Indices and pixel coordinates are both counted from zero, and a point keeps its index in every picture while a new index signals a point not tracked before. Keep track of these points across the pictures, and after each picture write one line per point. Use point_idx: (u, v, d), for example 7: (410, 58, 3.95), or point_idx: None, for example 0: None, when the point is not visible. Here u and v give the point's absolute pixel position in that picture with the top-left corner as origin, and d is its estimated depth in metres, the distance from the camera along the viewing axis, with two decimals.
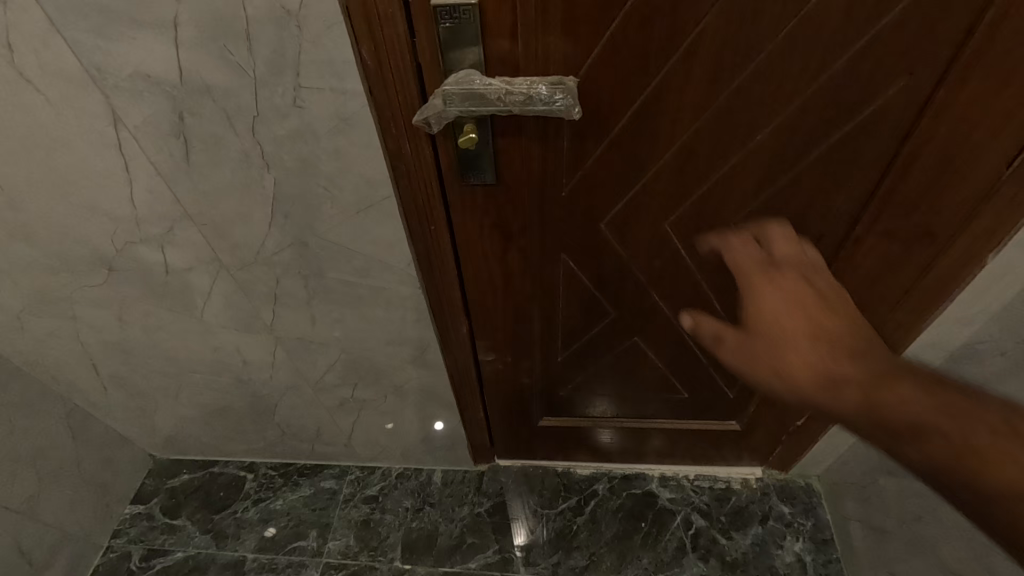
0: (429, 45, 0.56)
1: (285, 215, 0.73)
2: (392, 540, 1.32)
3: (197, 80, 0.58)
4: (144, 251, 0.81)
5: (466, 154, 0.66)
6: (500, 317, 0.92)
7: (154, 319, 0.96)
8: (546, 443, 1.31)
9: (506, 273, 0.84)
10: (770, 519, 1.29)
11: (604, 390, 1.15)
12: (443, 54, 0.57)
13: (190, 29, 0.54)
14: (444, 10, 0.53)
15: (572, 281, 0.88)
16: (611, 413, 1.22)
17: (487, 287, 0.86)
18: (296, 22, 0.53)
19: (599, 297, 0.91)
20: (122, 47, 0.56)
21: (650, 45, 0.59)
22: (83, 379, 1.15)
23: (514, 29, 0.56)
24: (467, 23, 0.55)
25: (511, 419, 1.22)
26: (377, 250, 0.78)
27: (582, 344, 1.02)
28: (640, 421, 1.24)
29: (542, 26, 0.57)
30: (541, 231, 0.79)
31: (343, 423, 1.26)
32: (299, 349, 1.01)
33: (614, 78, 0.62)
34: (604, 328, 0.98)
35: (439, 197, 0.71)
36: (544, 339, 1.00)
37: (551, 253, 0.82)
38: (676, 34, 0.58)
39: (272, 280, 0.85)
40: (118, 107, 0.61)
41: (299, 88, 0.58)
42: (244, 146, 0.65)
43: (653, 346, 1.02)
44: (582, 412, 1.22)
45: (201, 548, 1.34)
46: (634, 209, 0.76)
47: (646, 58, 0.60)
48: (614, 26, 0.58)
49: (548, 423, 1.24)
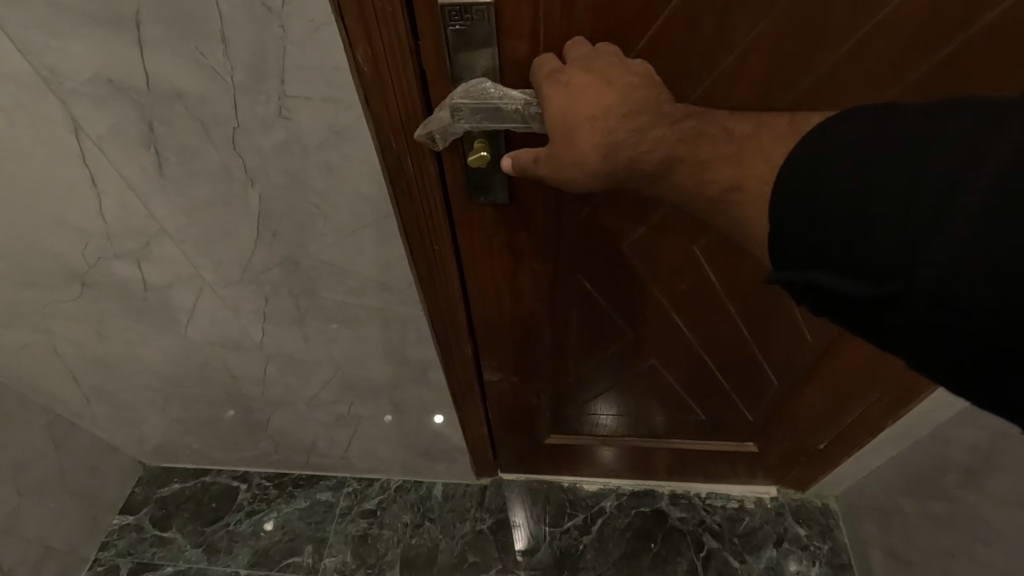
0: (435, 51, 0.49)
1: (272, 233, 0.66)
2: (390, 558, 1.27)
3: (167, 85, 0.50)
4: (118, 266, 0.74)
5: (476, 171, 0.59)
6: (508, 339, 0.86)
7: (135, 334, 0.89)
8: (553, 459, 1.25)
9: (515, 296, 0.77)
10: (785, 542, 1.24)
11: (615, 410, 1.09)
12: (451, 62, 0.50)
13: (155, 27, 0.46)
14: (453, 11, 0.46)
15: (588, 301, 0.81)
16: (621, 431, 1.17)
17: (494, 309, 0.80)
18: (279, 21, 0.45)
19: (616, 319, 0.85)
20: (77, 46, 0.48)
21: (692, 53, 0.51)
22: (64, 391, 1.09)
23: (534, 32, 0.48)
24: (480, 26, 0.47)
25: (517, 437, 1.16)
26: (375, 270, 0.70)
27: (595, 365, 0.95)
28: (652, 440, 1.18)
29: (567, 29, 0.49)
30: (556, 252, 0.72)
31: (339, 437, 1.20)
32: (291, 366, 0.94)
33: None
34: (619, 350, 0.91)
35: (444, 214, 0.64)
36: (554, 360, 0.93)
37: (565, 274, 0.76)
38: (725, 41, 0.50)
39: (261, 299, 0.78)
40: (78, 114, 0.54)
41: (285, 96, 0.50)
42: (223, 159, 0.57)
43: (671, 369, 0.96)
44: (590, 430, 1.16)
45: (192, 562, 1.30)
46: (661, 229, 0.69)
47: (687, 68, 0.52)
48: (652, 30, 0.50)
49: (555, 440, 1.18)
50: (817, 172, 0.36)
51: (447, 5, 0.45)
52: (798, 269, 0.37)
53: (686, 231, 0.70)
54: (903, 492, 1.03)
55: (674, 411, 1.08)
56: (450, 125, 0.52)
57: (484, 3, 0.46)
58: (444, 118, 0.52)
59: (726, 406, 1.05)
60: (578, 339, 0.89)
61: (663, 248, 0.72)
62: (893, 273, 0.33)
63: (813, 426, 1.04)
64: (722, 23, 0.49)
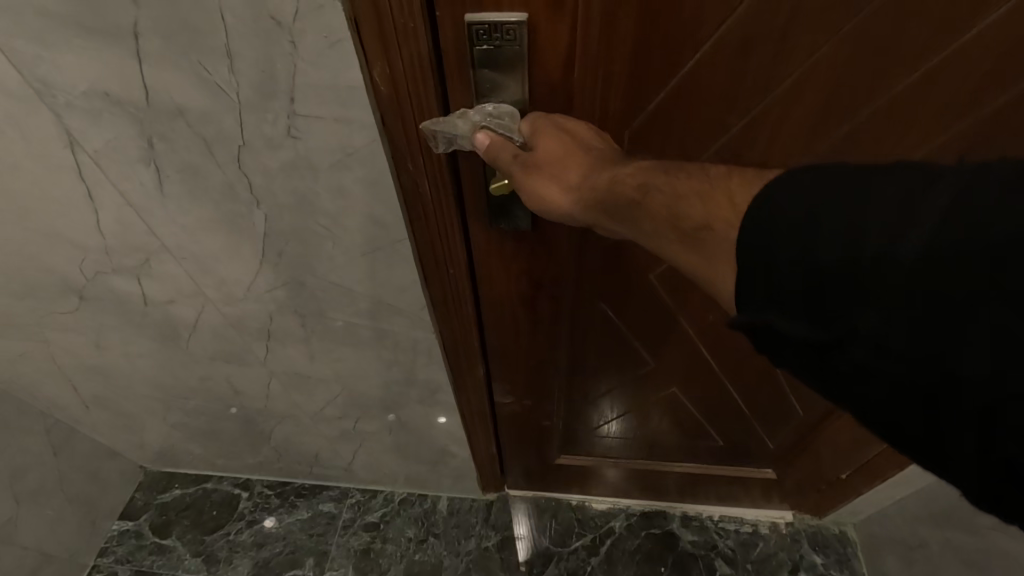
0: (459, 70, 0.46)
1: (278, 253, 0.62)
2: (392, 574, 1.24)
3: (168, 101, 0.46)
4: (117, 281, 0.70)
5: (497, 199, 0.55)
6: (521, 364, 0.82)
7: (135, 347, 0.86)
8: (562, 479, 1.22)
9: (532, 323, 0.73)
10: (801, 571, 1.19)
11: (630, 433, 1.05)
12: (475, 81, 0.46)
13: (155, 39, 0.42)
14: (481, 29, 0.43)
15: (609, 330, 0.78)
16: (635, 454, 1.13)
17: (508, 335, 0.76)
18: (290, 36, 0.41)
19: (637, 348, 0.81)
20: (70, 58, 0.44)
21: (744, 76, 0.50)
22: (63, 398, 1.06)
23: (571, 52, 0.45)
24: (510, 47, 0.44)
25: (527, 458, 1.12)
26: (386, 292, 0.67)
27: (611, 391, 0.92)
28: (665, 463, 1.15)
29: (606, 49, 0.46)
30: (577, 280, 0.68)
31: (344, 450, 1.17)
32: (296, 382, 0.91)
33: (696, 110, 0.52)
34: (638, 377, 0.88)
35: (461, 238, 0.60)
36: (569, 385, 0.90)
37: (587, 301, 0.72)
38: (780, 65, 0.49)
39: (265, 317, 0.74)
40: (73, 128, 0.50)
41: (294, 115, 0.46)
42: (227, 177, 0.53)
43: (691, 396, 0.92)
44: (601, 452, 1.13)
45: (192, 571, 1.27)
46: None
47: (737, 90, 0.51)
48: (703, 52, 0.48)
49: (565, 461, 1.14)
50: (771, 204, 0.33)
51: (475, 23, 0.42)
52: (753, 309, 0.33)
53: None
54: (927, 528, 0.98)
55: (690, 436, 1.05)
56: (461, 135, 0.47)
57: (514, 21, 0.42)
58: (457, 125, 0.47)
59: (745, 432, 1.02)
60: (596, 367, 0.86)
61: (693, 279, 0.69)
62: (843, 322, 0.30)
63: (838, 458, 1.00)
64: (780, 49, 0.48)
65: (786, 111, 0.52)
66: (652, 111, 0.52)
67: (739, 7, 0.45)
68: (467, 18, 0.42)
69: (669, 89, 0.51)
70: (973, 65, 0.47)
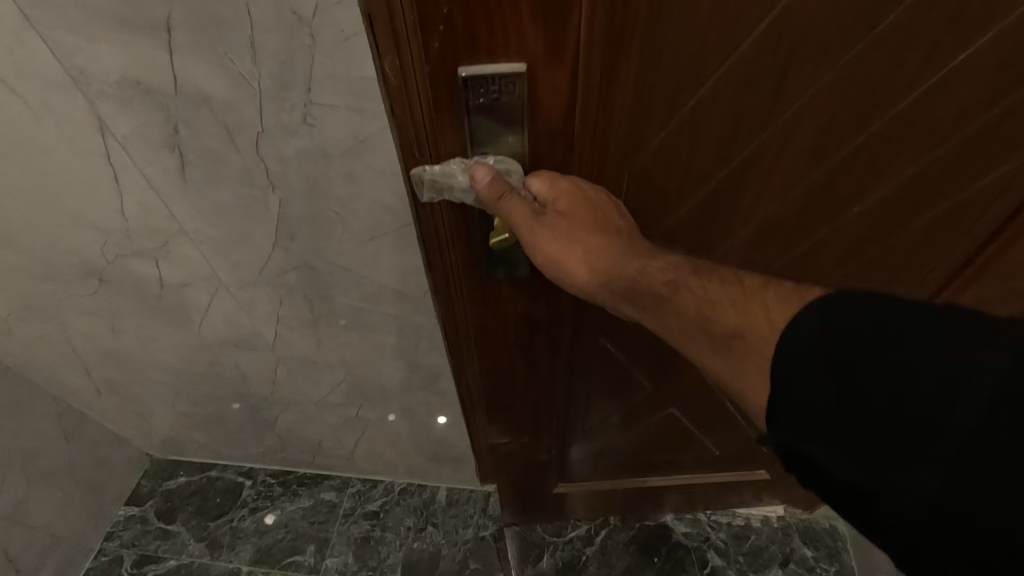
0: (454, 112, 0.49)
1: (290, 237, 0.65)
2: (392, 561, 1.27)
3: (194, 90, 0.50)
4: (136, 264, 0.74)
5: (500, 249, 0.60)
6: (523, 395, 0.86)
7: (149, 330, 0.89)
8: (561, 510, 1.24)
9: (533, 356, 0.78)
10: (791, 563, 1.22)
11: (623, 451, 1.10)
12: (469, 126, 0.49)
13: (186, 32, 0.46)
14: (478, 83, 0.46)
15: (608, 357, 0.85)
16: (628, 477, 1.17)
17: (509, 367, 0.79)
18: (309, 30, 0.44)
19: (633, 371, 0.89)
20: (106, 48, 0.48)
21: (745, 112, 0.55)
22: (76, 382, 1.09)
23: (572, 95, 0.48)
24: (509, 95, 0.47)
25: (524, 488, 1.13)
26: (391, 277, 0.70)
27: (608, 412, 0.98)
28: (650, 476, 1.18)
29: (607, 90, 0.50)
30: (576, 315, 0.74)
31: (346, 438, 1.20)
32: (302, 368, 0.94)
33: (698, 144, 0.57)
34: (639, 400, 0.97)
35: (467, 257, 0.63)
36: (567, 412, 0.94)
37: (588, 334, 0.79)
38: (779, 100, 0.54)
39: (275, 301, 0.77)
40: (105, 115, 0.54)
41: (310, 104, 0.50)
42: (246, 163, 0.57)
43: (687, 412, 1.01)
44: (597, 477, 1.16)
45: (195, 556, 1.30)
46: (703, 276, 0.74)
47: (739, 125, 0.56)
48: (703, 92, 0.52)
49: (563, 490, 1.17)
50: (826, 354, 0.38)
51: (471, 77, 0.46)
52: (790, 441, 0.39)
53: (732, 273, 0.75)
54: None
55: (677, 445, 1.10)
56: (457, 185, 0.52)
57: (513, 72, 0.46)
58: (455, 176, 0.51)
59: (735, 437, 1.07)
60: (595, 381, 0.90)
61: None
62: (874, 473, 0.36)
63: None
64: (778, 85, 0.53)
65: (786, 142, 0.58)
66: (656, 150, 0.57)
67: (740, 50, 0.49)
68: (461, 73, 0.46)
69: (674, 126, 0.55)
70: (941, 98, 0.55)
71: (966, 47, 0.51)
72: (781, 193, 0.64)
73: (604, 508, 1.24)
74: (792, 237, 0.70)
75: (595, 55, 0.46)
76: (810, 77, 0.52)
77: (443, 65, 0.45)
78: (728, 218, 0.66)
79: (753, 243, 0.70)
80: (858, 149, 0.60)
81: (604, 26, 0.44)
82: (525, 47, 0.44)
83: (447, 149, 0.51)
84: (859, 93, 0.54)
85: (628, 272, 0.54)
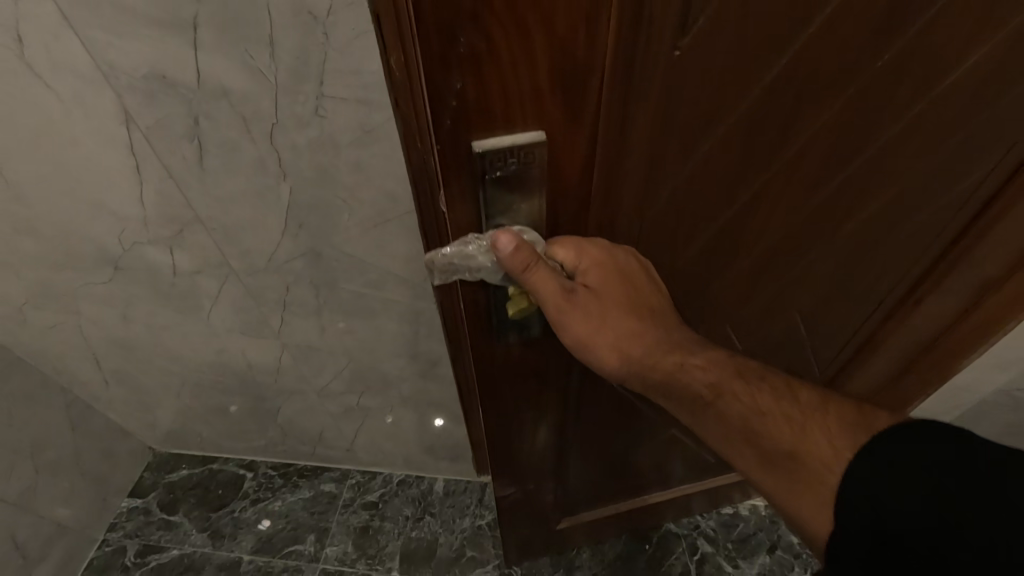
0: (469, 178, 0.49)
1: (300, 224, 0.70)
2: (390, 550, 1.30)
3: (215, 84, 0.55)
4: (151, 251, 0.78)
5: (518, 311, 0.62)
6: (527, 436, 0.87)
7: (159, 318, 0.93)
8: (566, 543, 1.24)
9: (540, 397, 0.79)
10: (777, 549, 1.26)
11: (624, 478, 1.12)
12: (485, 193, 0.50)
13: (210, 30, 0.50)
14: (498, 155, 0.47)
15: (612, 396, 0.88)
16: (629, 506, 1.19)
17: (513, 411, 0.80)
18: (324, 28, 0.49)
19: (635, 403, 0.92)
20: (137, 45, 0.52)
21: (756, 148, 0.56)
22: (84, 372, 1.13)
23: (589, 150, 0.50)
24: (526, 164, 0.48)
25: (530, 526, 1.13)
26: (393, 263, 0.75)
27: (611, 444, 1.00)
28: (647, 493, 1.19)
29: (621, 141, 0.50)
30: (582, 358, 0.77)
31: (346, 428, 1.24)
32: (306, 356, 0.98)
33: (711, 182, 0.58)
34: (642, 429, 0.99)
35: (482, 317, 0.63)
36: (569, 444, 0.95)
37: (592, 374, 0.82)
38: (788, 133, 0.56)
39: (283, 288, 0.82)
40: (130, 107, 0.58)
41: (322, 96, 0.55)
42: (260, 152, 0.61)
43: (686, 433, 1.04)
44: (599, 506, 1.17)
45: (197, 546, 1.33)
46: (708, 297, 0.75)
47: (750, 159, 0.57)
48: (719, 135, 0.53)
49: (565, 524, 1.17)
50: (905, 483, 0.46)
51: (489, 151, 0.46)
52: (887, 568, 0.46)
53: (734, 295, 0.77)
54: None
55: (671, 460, 1.11)
56: (482, 265, 0.55)
57: (528, 144, 0.46)
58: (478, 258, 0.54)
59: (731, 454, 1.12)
60: (597, 417, 0.91)
61: (707, 312, 0.78)
62: None
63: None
64: (788, 119, 0.54)
65: (792, 171, 0.60)
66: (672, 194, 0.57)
67: (755, 93, 0.50)
68: (478, 147, 0.46)
69: (691, 169, 0.55)
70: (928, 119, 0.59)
71: (953, 70, 0.55)
72: (785, 217, 0.66)
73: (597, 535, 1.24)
74: (793, 255, 0.73)
75: (606, 111, 0.47)
76: (816, 109, 0.54)
77: (457, 136, 0.45)
78: (734, 244, 0.68)
79: (757, 264, 0.72)
80: (855, 170, 0.63)
81: (622, 80, 0.45)
82: (542, 111, 0.45)
83: (460, 212, 0.52)
84: (858, 119, 0.57)
85: (659, 361, 0.62)
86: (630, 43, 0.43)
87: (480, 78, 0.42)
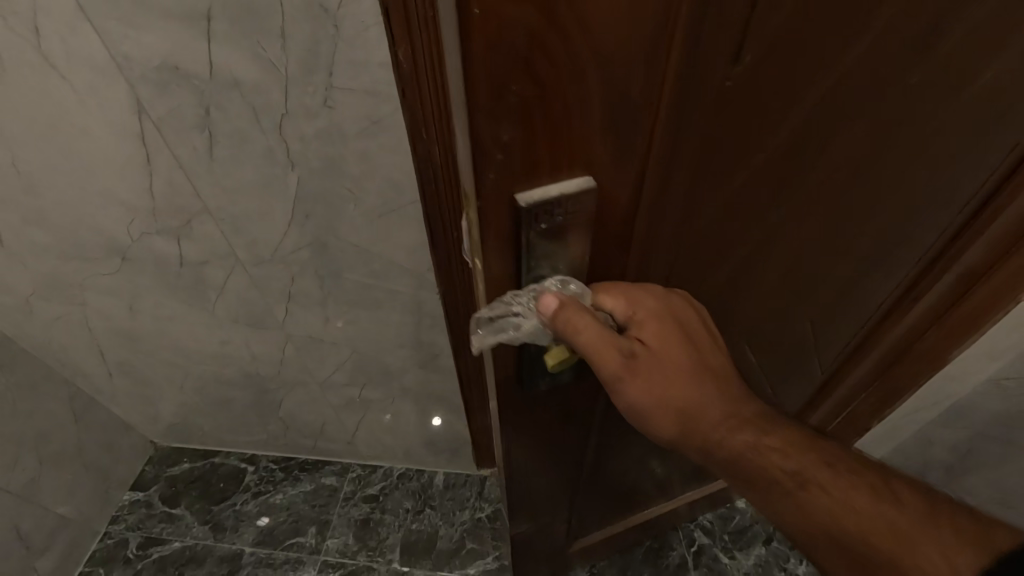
0: (509, 233, 0.41)
1: (306, 214, 0.71)
2: (391, 542, 1.32)
3: (227, 75, 0.56)
4: (159, 242, 0.79)
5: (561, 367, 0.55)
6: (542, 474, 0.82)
7: (164, 309, 0.94)
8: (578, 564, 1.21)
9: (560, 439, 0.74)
10: (773, 541, 1.28)
11: (633, 495, 1.08)
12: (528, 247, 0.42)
13: (223, 22, 0.52)
14: (544, 208, 0.39)
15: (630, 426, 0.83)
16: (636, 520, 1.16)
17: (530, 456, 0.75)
18: (334, 21, 0.51)
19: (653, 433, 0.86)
20: (152, 37, 0.54)
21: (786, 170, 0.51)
22: (88, 364, 1.14)
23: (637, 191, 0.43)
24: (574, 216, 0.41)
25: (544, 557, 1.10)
26: (397, 254, 0.76)
27: (624, 466, 0.96)
28: (651, 506, 1.16)
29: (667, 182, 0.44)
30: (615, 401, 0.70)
31: (348, 421, 1.25)
32: (309, 347, 1.00)
33: (739, 207, 0.53)
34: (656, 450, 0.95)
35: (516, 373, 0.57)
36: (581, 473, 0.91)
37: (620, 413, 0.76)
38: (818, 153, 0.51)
39: (288, 278, 0.83)
40: (143, 97, 0.60)
41: (331, 88, 0.56)
42: (269, 143, 0.63)
43: None
44: (607, 527, 1.14)
45: (199, 538, 1.34)
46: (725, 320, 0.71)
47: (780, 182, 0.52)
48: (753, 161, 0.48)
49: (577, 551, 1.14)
50: None
51: (534, 204, 0.39)
52: None
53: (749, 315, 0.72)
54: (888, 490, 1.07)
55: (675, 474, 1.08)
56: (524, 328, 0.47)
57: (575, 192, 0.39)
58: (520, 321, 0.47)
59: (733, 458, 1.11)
60: (612, 443, 0.86)
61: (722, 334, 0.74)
62: None
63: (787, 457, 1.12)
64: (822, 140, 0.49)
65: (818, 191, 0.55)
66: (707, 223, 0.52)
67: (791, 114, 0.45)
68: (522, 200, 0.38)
69: (723, 197, 0.50)
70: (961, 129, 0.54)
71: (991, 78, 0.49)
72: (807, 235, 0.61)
73: (601, 551, 1.21)
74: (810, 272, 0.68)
75: (658, 154, 0.41)
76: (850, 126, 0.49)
77: (500, 193, 0.38)
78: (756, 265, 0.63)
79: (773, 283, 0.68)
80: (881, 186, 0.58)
81: (669, 117, 0.39)
82: (593, 164, 0.38)
83: (495, 265, 0.44)
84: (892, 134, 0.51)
85: (731, 441, 0.52)
86: (688, 73, 0.37)
87: (531, 130, 0.35)
